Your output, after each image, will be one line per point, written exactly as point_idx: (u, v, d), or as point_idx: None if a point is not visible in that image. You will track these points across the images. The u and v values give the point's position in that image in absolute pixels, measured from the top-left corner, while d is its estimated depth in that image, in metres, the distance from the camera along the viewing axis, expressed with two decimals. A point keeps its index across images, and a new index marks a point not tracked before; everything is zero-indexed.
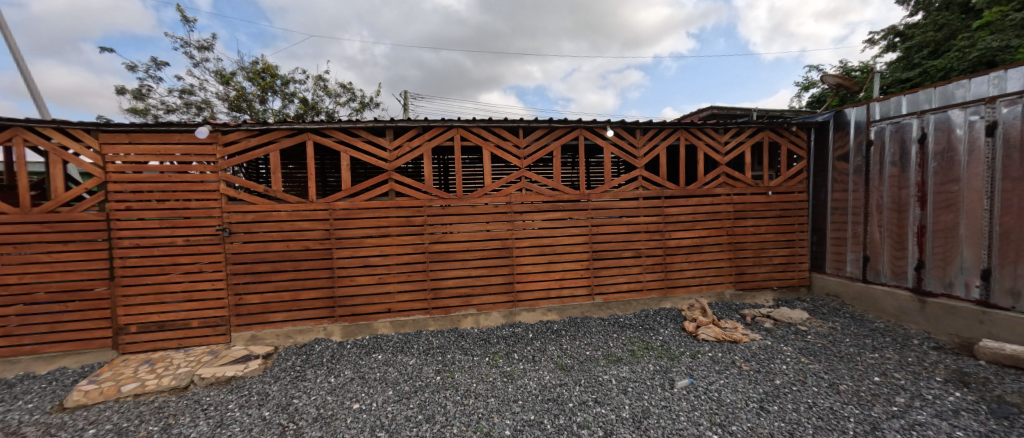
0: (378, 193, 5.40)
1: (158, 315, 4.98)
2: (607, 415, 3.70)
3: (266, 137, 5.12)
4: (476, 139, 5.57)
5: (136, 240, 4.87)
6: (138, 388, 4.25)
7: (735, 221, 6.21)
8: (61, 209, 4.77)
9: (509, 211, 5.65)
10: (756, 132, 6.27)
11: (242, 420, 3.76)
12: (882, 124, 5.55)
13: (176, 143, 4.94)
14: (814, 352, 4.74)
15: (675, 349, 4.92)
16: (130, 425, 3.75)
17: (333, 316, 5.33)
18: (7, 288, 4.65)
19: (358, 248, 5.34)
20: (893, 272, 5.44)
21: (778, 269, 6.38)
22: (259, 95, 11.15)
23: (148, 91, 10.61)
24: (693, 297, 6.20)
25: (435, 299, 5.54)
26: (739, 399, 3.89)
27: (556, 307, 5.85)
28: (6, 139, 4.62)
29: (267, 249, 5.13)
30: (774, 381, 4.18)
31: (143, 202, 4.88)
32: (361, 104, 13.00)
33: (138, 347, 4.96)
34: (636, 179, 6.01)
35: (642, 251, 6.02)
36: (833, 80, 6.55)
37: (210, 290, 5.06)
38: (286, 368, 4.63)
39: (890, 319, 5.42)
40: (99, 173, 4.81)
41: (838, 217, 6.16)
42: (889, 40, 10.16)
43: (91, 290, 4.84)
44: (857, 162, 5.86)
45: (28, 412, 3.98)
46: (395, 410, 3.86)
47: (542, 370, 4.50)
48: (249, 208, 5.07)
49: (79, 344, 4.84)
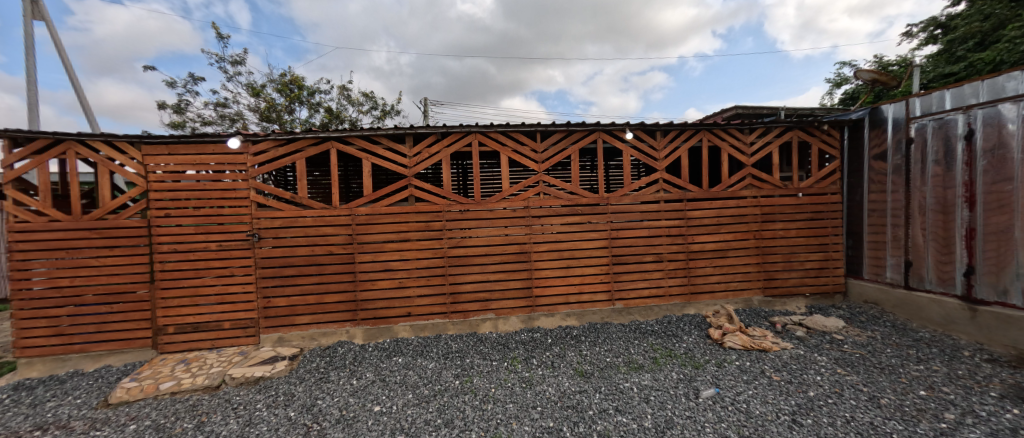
0: (398, 198, 5.49)
1: (194, 317, 5.22)
2: (628, 425, 3.62)
3: (294, 146, 5.32)
4: (493, 144, 5.59)
5: (174, 245, 5.14)
6: (175, 386, 4.47)
7: (763, 224, 5.97)
8: (107, 216, 5.10)
9: (527, 216, 5.63)
10: (785, 131, 6.02)
11: (270, 420, 3.89)
12: (923, 120, 5.21)
13: (210, 153, 5.21)
14: (851, 363, 4.47)
15: (700, 357, 4.76)
16: (167, 421, 3.95)
17: (355, 320, 5.44)
18: (59, 290, 5.00)
19: (379, 252, 5.45)
20: (939, 278, 5.10)
21: (810, 274, 6.08)
22: (287, 106, 11.58)
23: (186, 105, 11.21)
24: (718, 303, 5.99)
25: (454, 303, 5.57)
26: (769, 411, 3.71)
27: (575, 312, 5.78)
28: (60, 153, 5.00)
29: (293, 253, 5.31)
30: (808, 393, 3.98)
31: (180, 209, 5.15)
32: (382, 112, 13.26)
33: (175, 347, 5.21)
34: (657, 181, 5.87)
35: (664, 255, 5.87)
36: (867, 75, 6.17)
37: (240, 293, 5.28)
38: (311, 369, 4.76)
39: (937, 328, 5.06)
40: (141, 183, 5.12)
41: (875, 220, 5.82)
42: (929, 32, 9.60)
43: (134, 293, 5.13)
44: (896, 162, 5.53)
45: (77, 407, 4.25)
46: (414, 413, 3.91)
47: (561, 377, 4.45)
48: (277, 214, 5.26)
49: (121, 343, 5.14)
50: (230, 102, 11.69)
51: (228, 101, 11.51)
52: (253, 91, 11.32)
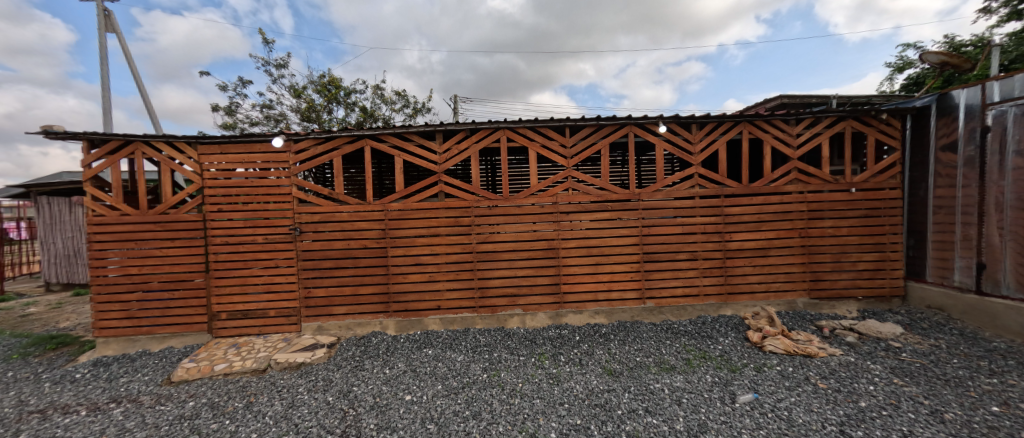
0: (428, 194, 5.62)
1: (243, 304, 5.61)
2: (659, 426, 3.53)
3: (331, 144, 5.56)
4: (522, 140, 5.58)
5: (226, 238, 5.54)
6: (227, 368, 4.83)
7: (809, 221, 5.59)
8: (168, 211, 5.57)
9: (555, 212, 5.58)
10: (836, 121, 5.58)
11: (310, 403, 4.13)
12: (1003, 106, 4.69)
13: (256, 152, 5.55)
14: (910, 373, 4.11)
15: (737, 360, 4.54)
16: (221, 400, 4.29)
17: (388, 311, 5.63)
18: (130, 277, 5.52)
19: (410, 247, 5.60)
20: (1019, 282, 4.59)
21: (863, 276, 5.62)
22: (325, 105, 12.11)
23: (237, 107, 12.00)
24: (758, 304, 5.68)
25: (482, 298, 5.64)
26: (814, 420, 3.50)
27: (604, 309, 5.69)
28: (129, 153, 5.51)
29: (331, 247, 5.57)
30: (858, 403, 3.70)
31: (231, 204, 5.53)
32: (414, 109, 13.55)
33: (228, 332, 5.63)
34: (692, 176, 5.63)
35: (699, 253, 5.64)
36: (935, 58, 5.59)
37: (283, 283, 5.61)
38: (347, 357, 5.00)
39: (1015, 338, 4.55)
40: (197, 180, 5.54)
41: (942, 217, 5.30)
42: (1012, 7, 8.54)
43: (191, 281, 5.58)
44: (968, 153, 5.00)
45: (145, 383, 4.70)
46: (444, 404, 4.01)
47: (589, 374, 4.40)
48: (316, 209, 5.54)
49: (181, 327, 5.62)
50: (275, 103, 12.38)
51: (273, 103, 12.18)
52: (295, 93, 11.93)
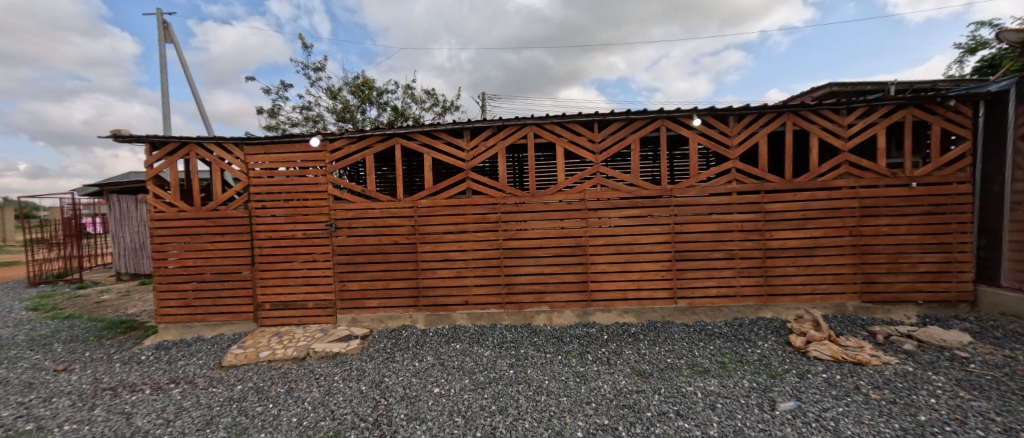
0: (456, 191, 5.69)
1: (285, 296, 5.94)
2: (691, 431, 3.41)
3: (364, 143, 5.76)
4: (550, 135, 5.52)
5: (269, 233, 5.87)
6: (271, 355, 5.14)
7: (862, 219, 5.17)
8: (219, 207, 5.98)
9: (583, 209, 5.49)
10: (894, 110, 5.11)
11: (345, 391, 4.31)
12: None
13: (296, 152, 5.84)
14: (979, 387, 3.72)
15: (777, 365, 4.29)
16: (265, 385, 4.57)
17: (417, 305, 5.77)
18: (186, 269, 5.98)
19: (439, 243, 5.70)
20: None
21: (925, 279, 5.14)
22: (359, 106, 12.53)
23: (279, 109, 12.67)
24: (802, 307, 5.33)
25: (508, 294, 5.66)
26: (864, 433, 3.26)
27: (633, 308, 5.54)
28: (184, 154, 5.95)
29: (364, 242, 5.78)
30: (917, 417, 3.40)
31: (273, 201, 5.86)
32: (443, 108, 13.74)
33: (271, 321, 5.98)
34: (729, 171, 5.35)
35: (736, 252, 5.36)
36: (1015, 36, 4.99)
37: (320, 277, 5.88)
38: (379, 349, 5.17)
39: None
40: (244, 178, 5.91)
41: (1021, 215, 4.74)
42: None
43: (239, 273, 5.97)
44: None
45: (199, 366, 5.09)
46: (471, 398, 4.06)
47: (617, 374, 4.30)
48: (350, 206, 5.76)
49: (230, 315, 6.03)
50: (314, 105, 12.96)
51: (311, 105, 12.76)
52: (331, 94, 12.41)
